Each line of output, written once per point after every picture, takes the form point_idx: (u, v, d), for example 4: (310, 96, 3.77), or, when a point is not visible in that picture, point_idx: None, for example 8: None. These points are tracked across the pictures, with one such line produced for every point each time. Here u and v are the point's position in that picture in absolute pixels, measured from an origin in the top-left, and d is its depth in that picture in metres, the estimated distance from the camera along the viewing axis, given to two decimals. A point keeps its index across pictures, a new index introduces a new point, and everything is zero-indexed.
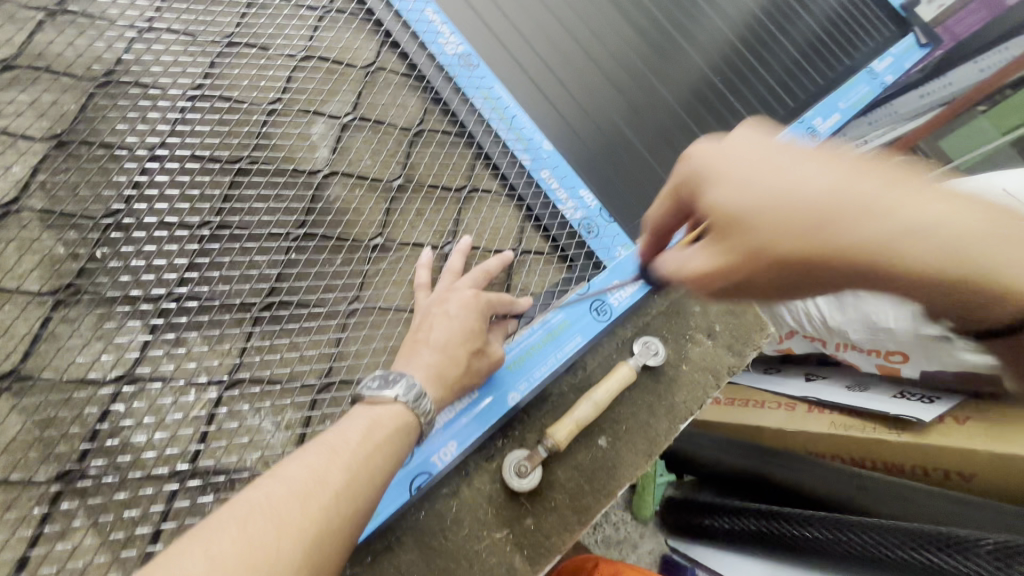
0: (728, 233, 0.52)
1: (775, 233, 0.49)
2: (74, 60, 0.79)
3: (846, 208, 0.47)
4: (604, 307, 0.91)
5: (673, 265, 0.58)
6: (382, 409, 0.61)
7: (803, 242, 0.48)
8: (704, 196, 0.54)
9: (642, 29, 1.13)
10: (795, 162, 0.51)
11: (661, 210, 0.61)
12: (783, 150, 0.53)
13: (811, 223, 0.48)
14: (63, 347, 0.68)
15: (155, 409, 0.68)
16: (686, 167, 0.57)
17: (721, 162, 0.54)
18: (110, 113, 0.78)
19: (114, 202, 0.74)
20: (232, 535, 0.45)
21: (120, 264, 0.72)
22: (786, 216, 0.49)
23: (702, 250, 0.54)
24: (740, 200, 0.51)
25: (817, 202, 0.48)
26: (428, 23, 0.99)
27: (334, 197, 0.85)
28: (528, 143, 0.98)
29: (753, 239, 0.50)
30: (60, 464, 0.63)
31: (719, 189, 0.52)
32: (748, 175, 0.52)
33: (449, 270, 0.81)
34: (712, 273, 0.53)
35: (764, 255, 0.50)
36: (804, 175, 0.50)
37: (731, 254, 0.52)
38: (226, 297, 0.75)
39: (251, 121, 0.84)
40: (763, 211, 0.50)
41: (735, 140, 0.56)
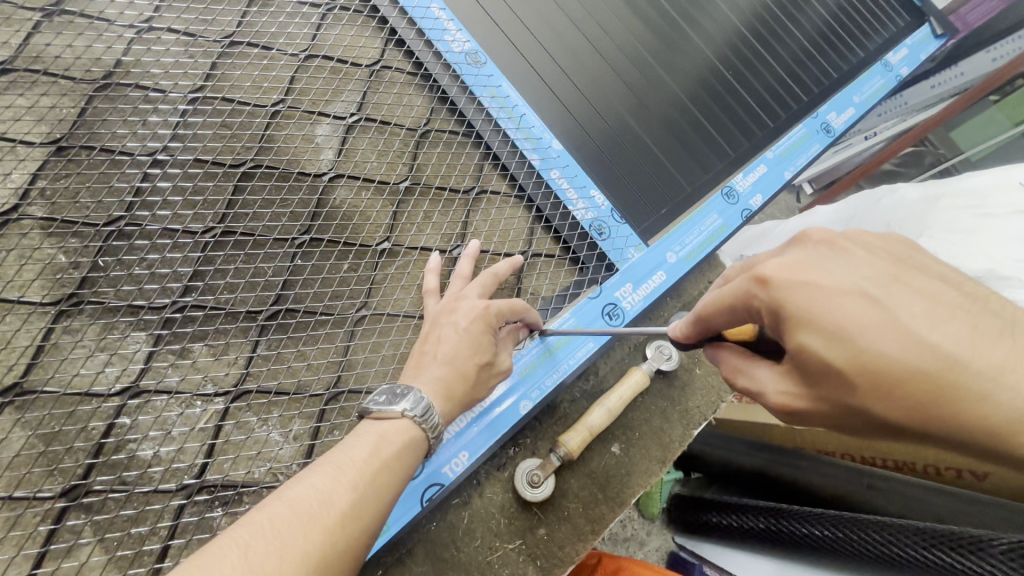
0: (824, 386, 0.41)
1: (879, 394, 0.39)
2: (73, 62, 0.77)
3: (963, 385, 0.38)
4: (616, 311, 0.89)
5: (741, 380, 0.47)
6: (389, 424, 0.59)
7: (916, 411, 0.39)
8: (791, 335, 0.41)
9: (653, 24, 1.10)
10: (905, 310, 0.39)
11: (718, 314, 0.47)
12: (884, 281, 0.41)
13: (924, 395, 0.38)
14: (66, 360, 0.66)
15: (161, 421, 0.66)
16: (761, 293, 0.42)
17: (817, 295, 0.40)
18: (110, 118, 0.76)
19: (115, 209, 0.72)
20: (233, 561, 0.43)
21: (123, 273, 0.70)
22: (892, 383, 0.38)
23: (780, 383, 0.44)
24: (838, 351, 0.39)
25: (933, 372, 0.38)
26: (434, 19, 0.96)
27: (341, 201, 0.83)
28: (537, 142, 0.95)
29: (855, 399, 0.40)
30: (65, 479, 0.62)
31: (813, 331, 0.40)
32: (851, 318, 0.39)
33: (458, 276, 0.78)
34: (796, 414, 0.44)
35: (855, 413, 0.41)
36: (917, 328, 0.39)
37: (817, 404, 0.42)
38: (231, 305, 0.73)
39: (254, 124, 0.82)
40: (860, 368, 0.39)
41: (829, 260, 0.42)
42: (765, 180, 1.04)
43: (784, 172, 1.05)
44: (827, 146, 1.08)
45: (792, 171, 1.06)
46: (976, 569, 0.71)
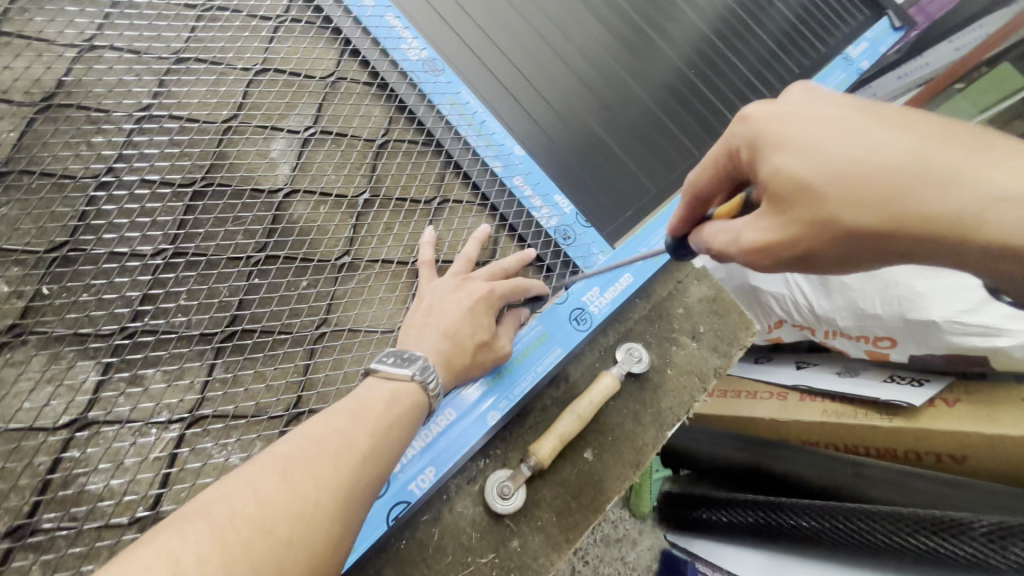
0: (795, 204, 0.44)
1: (841, 197, 0.41)
2: (11, 85, 0.75)
3: (923, 177, 0.39)
4: (583, 316, 0.88)
5: (722, 237, 0.50)
6: (398, 384, 0.59)
7: (877, 207, 0.40)
8: (765, 161, 0.45)
9: (615, 28, 1.10)
10: (867, 125, 0.43)
11: (702, 174, 0.52)
12: (855, 108, 0.44)
13: (885, 187, 0.40)
14: (8, 393, 0.63)
15: (113, 453, 0.64)
16: (740, 133, 0.47)
17: (789, 122, 0.45)
18: (52, 140, 0.74)
19: (58, 234, 0.70)
20: (276, 483, 0.44)
21: (68, 301, 0.68)
22: (854, 183, 0.41)
23: (755, 223, 0.47)
24: (803, 164, 0.43)
25: (891, 166, 0.40)
26: (388, 28, 0.95)
27: (300, 216, 0.82)
28: (499, 148, 0.95)
29: (821, 208, 0.42)
30: (11, 518, 0.60)
31: (784, 153, 0.44)
32: (816, 133, 0.43)
33: (464, 257, 0.82)
34: (769, 246, 0.46)
35: (829, 228, 0.42)
36: (875, 134, 0.42)
37: (791, 225, 0.44)
38: (185, 328, 0.71)
39: (205, 140, 0.80)
40: (823, 173, 0.42)
41: (801, 97, 0.46)
42: None
43: None
44: None
45: None
46: (956, 553, 0.71)
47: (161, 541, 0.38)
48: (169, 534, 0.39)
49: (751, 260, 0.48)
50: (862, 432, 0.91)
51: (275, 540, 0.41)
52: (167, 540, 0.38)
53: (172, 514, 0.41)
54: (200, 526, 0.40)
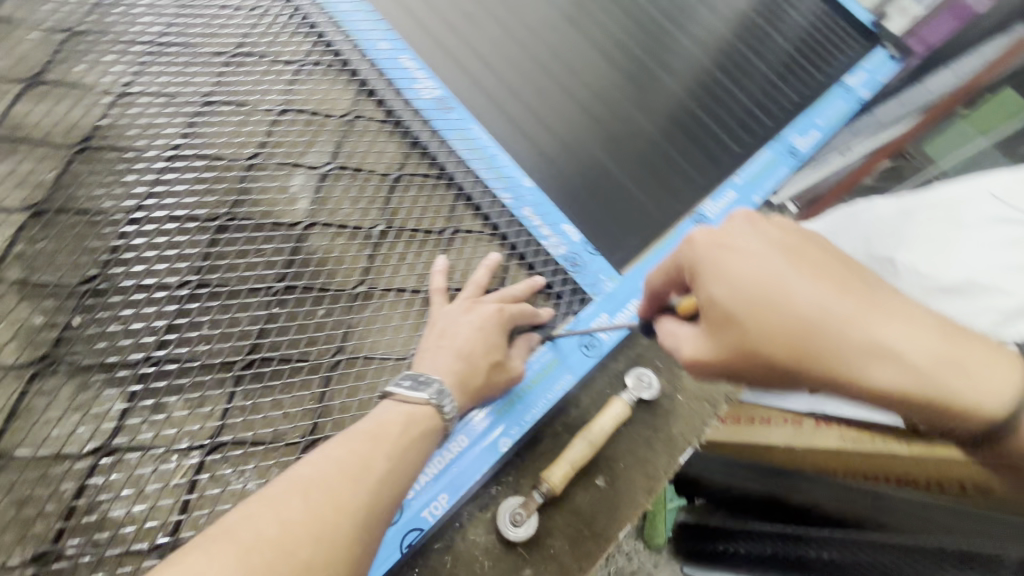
0: (723, 331, 0.48)
1: (758, 336, 0.46)
2: (52, 129, 0.80)
3: (826, 325, 0.43)
4: (593, 343, 0.90)
5: (669, 341, 0.56)
6: (415, 408, 0.60)
7: (786, 348, 0.44)
8: (702, 288, 0.49)
9: (620, 64, 1.14)
10: (786, 266, 0.46)
11: (659, 277, 0.57)
12: (784, 248, 0.48)
13: (794, 332, 0.44)
14: (40, 421, 0.66)
15: (135, 479, 0.66)
16: (684, 253, 0.51)
17: (722, 253, 0.48)
18: (88, 179, 0.79)
19: (90, 267, 0.74)
20: (298, 505, 0.45)
21: (98, 330, 0.71)
22: (770, 324, 0.45)
23: (696, 338, 0.52)
24: (730, 298, 0.47)
25: (805, 313, 0.44)
26: (403, 69, 1.01)
27: (318, 248, 0.85)
28: (509, 180, 0.98)
29: (742, 341, 0.47)
30: (37, 544, 0.61)
31: (715, 283, 0.48)
32: (744, 270, 0.47)
33: (475, 284, 0.84)
34: (703, 361, 0.51)
35: (745, 357, 0.47)
36: (792, 279, 0.46)
37: (719, 351, 0.49)
38: (207, 356, 0.73)
39: (229, 177, 0.85)
40: (746, 315, 0.46)
41: (742, 229, 0.49)
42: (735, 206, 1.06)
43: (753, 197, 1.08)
44: (795, 169, 1.12)
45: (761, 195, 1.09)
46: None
47: (191, 563, 0.40)
48: (196, 556, 0.41)
49: (688, 369, 0.53)
50: (875, 457, 0.78)
51: (296, 561, 0.42)
52: (195, 561, 0.40)
53: (197, 538, 0.42)
54: (226, 549, 0.41)
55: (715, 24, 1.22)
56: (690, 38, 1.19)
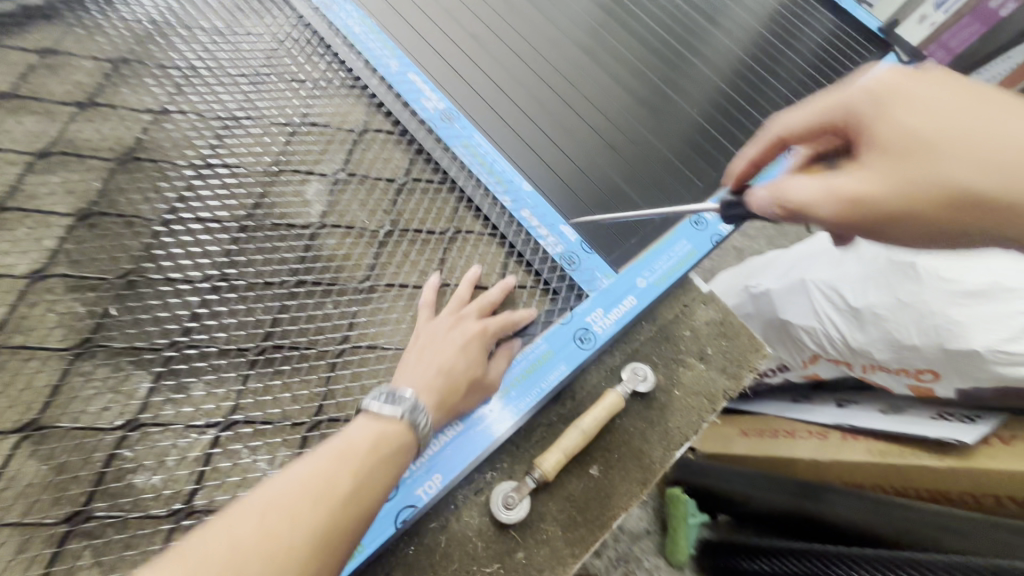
0: (884, 154, 0.55)
1: (936, 154, 0.53)
2: (99, 143, 0.91)
3: (1001, 150, 0.52)
4: (587, 336, 0.92)
5: (799, 190, 0.59)
6: (387, 425, 0.64)
7: (949, 166, 0.52)
8: (880, 117, 0.56)
9: (627, 80, 1.19)
10: (962, 99, 0.54)
11: (798, 118, 0.64)
12: (958, 89, 0.56)
13: (958, 151, 0.53)
14: (77, 397, 0.74)
15: (157, 451, 0.73)
16: (853, 93, 0.59)
17: (907, 86, 0.56)
18: (128, 186, 0.88)
19: (126, 263, 0.83)
20: (255, 524, 0.49)
21: (130, 318, 0.79)
22: (946, 141, 0.53)
23: (844, 176, 0.57)
24: (908, 118, 0.55)
25: (933, 135, 0.53)
26: (410, 84, 1.08)
27: (328, 248, 0.92)
28: (508, 185, 1.04)
29: (919, 159, 0.53)
30: (70, 506, 0.68)
31: (900, 109, 0.55)
32: (915, 105, 0.55)
33: (458, 298, 0.89)
34: (853, 193, 0.56)
35: (923, 178, 0.53)
36: (982, 114, 0.53)
37: (881, 175, 0.55)
38: (224, 343, 0.80)
39: (251, 184, 0.93)
40: (944, 132, 0.53)
41: (916, 79, 0.57)
42: None
43: None
44: None
45: None
46: None
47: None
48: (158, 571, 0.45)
49: (826, 206, 0.57)
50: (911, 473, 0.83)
51: None
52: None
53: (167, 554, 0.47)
54: (185, 565, 0.46)
55: (716, 37, 1.26)
56: (697, 55, 1.23)
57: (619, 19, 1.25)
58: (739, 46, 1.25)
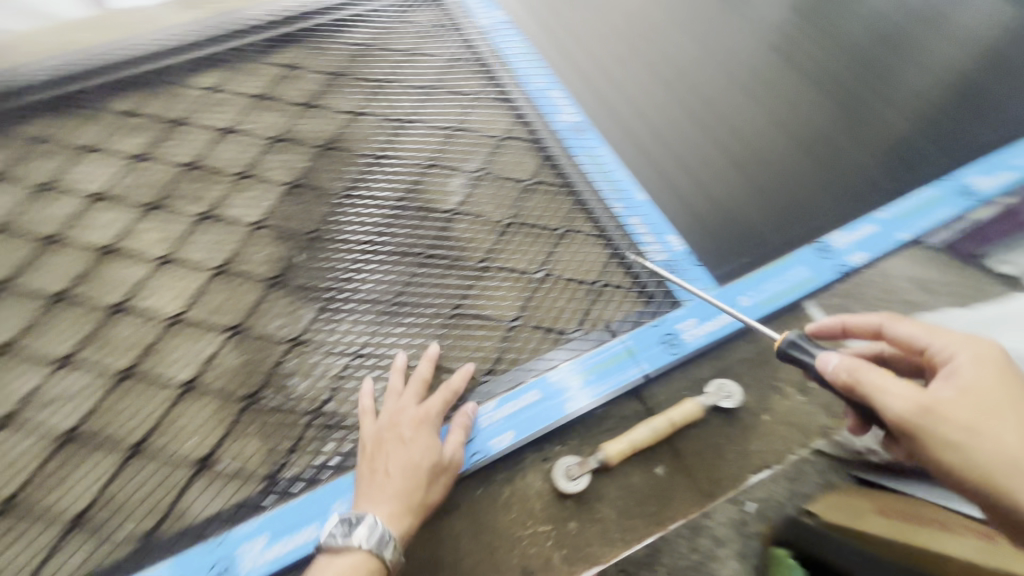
0: (928, 426, 0.59)
1: (942, 423, 0.58)
2: (312, 132, 1.19)
3: (979, 414, 0.59)
4: (676, 341, 0.96)
5: (874, 380, 0.61)
6: (348, 557, 0.69)
7: (960, 434, 0.58)
8: (964, 372, 0.61)
9: (771, 107, 1.19)
10: (976, 374, 0.61)
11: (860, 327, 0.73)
12: (973, 357, 0.62)
13: (967, 429, 0.58)
14: (268, 314, 0.99)
15: (309, 363, 0.95)
16: (939, 343, 0.65)
17: (983, 383, 0.60)
18: (324, 166, 1.15)
19: (314, 223, 1.08)
20: None
21: (309, 262, 1.04)
22: (952, 418, 0.59)
23: (906, 388, 0.60)
24: (908, 398, 0.60)
25: (934, 408, 0.59)
26: (550, 101, 1.22)
27: (458, 231, 1.08)
28: (623, 194, 1.11)
29: (941, 404, 0.59)
30: (250, 389, 0.92)
31: (962, 374, 0.61)
32: (974, 370, 0.61)
33: (418, 379, 0.89)
34: (915, 413, 0.59)
35: (934, 409, 0.59)
36: (960, 384, 0.61)
37: (906, 411, 0.59)
38: (367, 292, 1.01)
39: (409, 172, 1.14)
40: (954, 408, 0.59)
41: (967, 347, 0.64)
42: (873, 240, 1.06)
43: (898, 234, 1.06)
44: (966, 210, 1.07)
45: (910, 232, 1.06)
46: None
47: None
48: None
49: (899, 414, 0.60)
50: None
51: None
52: None
53: None
54: None
55: (894, 64, 1.22)
56: (861, 87, 1.20)
57: (778, 48, 1.26)
58: (913, 84, 1.20)
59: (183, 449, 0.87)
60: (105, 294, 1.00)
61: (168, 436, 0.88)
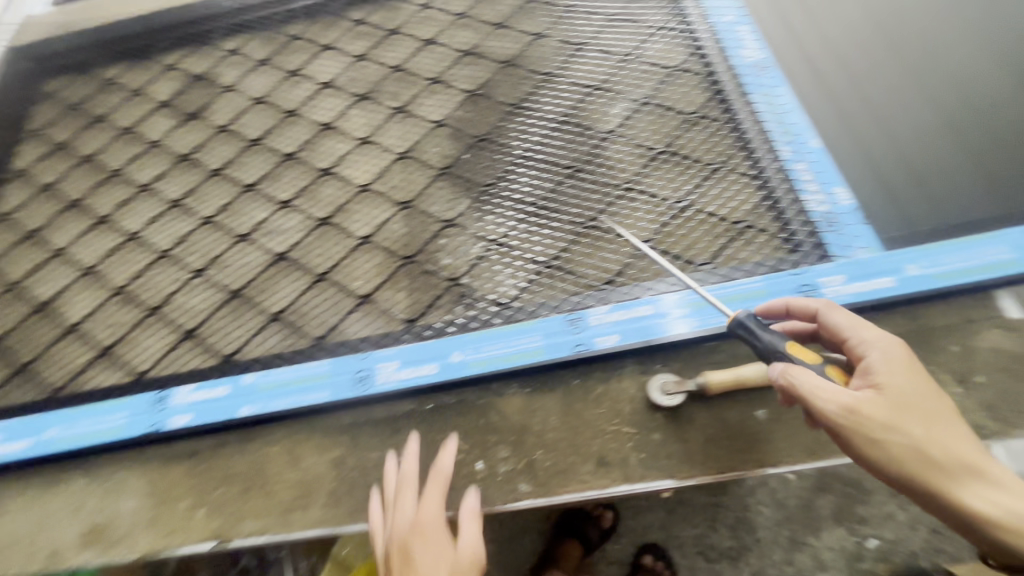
0: (853, 429, 0.62)
1: (868, 426, 0.61)
2: (498, 48, 1.29)
3: (904, 415, 0.61)
4: (814, 293, 0.91)
5: (804, 382, 0.64)
6: None
7: (884, 437, 0.61)
8: (877, 371, 0.64)
9: (1003, 74, 1.04)
10: (898, 372, 0.64)
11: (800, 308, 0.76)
12: (897, 355, 0.65)
13: (889, 432, 0.61)
14: (431, 196, 1.15)
15: (456, 242, 1.08)
16: (859, 340, 0.67)
17: (897, 381, 0.63)
18: (501, 78, 1.24)
19: (483, 126, 1.20)
20: None
21: (471, 159, 1.17)
22: (881, 423, 0.61)
23: (829, 390, 0.63)
24: (842, 399, 0.63)
25: (862, 410, 0.62)
26: (737, 37, 1.17)
27: (609, 153, 1.11)
28: (795, 137, 1.05)
29: (866, 407, 0.62)
30: (406, 253, 1.09)
31: (883, 374, 0.64)
32: (892, 368, 0.64)
33: (435, 479, 0.85)
34: (838, 416, 0.62)
35: (857, 415, 0.62)
36: (891, 382, 0.63)
37: (837, 413, 0.62)
38: (516, 193, 1.11)
39: (576, 93, 1.19)
40: (879, 410, 0.62)
41: (886, 343, 0.66)
42: None
43: None
44: None
45: None
46: None
47: None
48: None
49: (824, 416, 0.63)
50: None
51: None
52: None
53: None
54: None
55: None
56: None
57: None
58: None
59: (350, 287, 1.08)
60: (318, 160, 1.23)
61: (342, 276, 1.09)
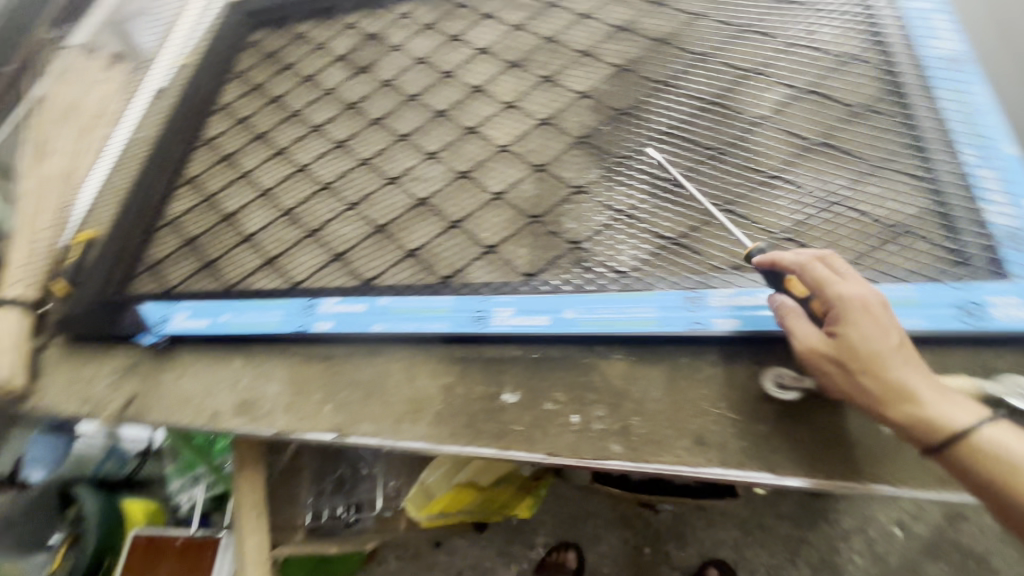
0: (818, 364, 0.75)
1: (827, 363, 0.74)
2: (653, 24, 1.27)
3: (863, 357, 0.71)
4: (976, 311, 0.84)
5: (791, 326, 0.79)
6: None
7: (840, 373, 0.73)
8: (850, 318, 0.73)
9: None
10: (865, 320, 0.72)
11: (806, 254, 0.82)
12: (864, 304, 0.73)
13: (846, 369, 0.72)
14: (565, 163, 1.18)
15: (584, 209, 1.12)
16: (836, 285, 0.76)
17: (865, 326, 0.72)
18: (652, 54, 1.23)
19: (626, 100, 1.20)
20: None
21: (610, 130, 1.18)
22: (842, 362, 0.73)
23: (803, 333, 0.77)
24: (807, 339, 0.76)
25: (822, 349, 0.75)
26: (929, 27, 1.05)
27: (756, 140, 1.08)
28: (984, 142, 0.94)
29: (828, 347, 0.74)
30: (535, 212, 1.15)
31: (852, 323, 0.72)
32: (860, 317, 0.72)
33: None
34: (807, 355, 0.76)
35: (819, 352, 0.75)
36: (858, 328, 0.72)
37: (809, 353, 0.76)
38: (651, 167, 1.11)
39: (731, 75, 1.15)
40: (845, 353, 0.72)
41: (859, 291, 0.74)
42: None
43: None
44: None
45: None
46: None
47: None
48: None
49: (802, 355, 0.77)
50: None
51: None
52: None
53: None
54: None
55: None
56: None
57: None
58: None
59: (479, 237, 1.16)
60: (466, 119, 1.32)
61: (473, 226, 1.18)
